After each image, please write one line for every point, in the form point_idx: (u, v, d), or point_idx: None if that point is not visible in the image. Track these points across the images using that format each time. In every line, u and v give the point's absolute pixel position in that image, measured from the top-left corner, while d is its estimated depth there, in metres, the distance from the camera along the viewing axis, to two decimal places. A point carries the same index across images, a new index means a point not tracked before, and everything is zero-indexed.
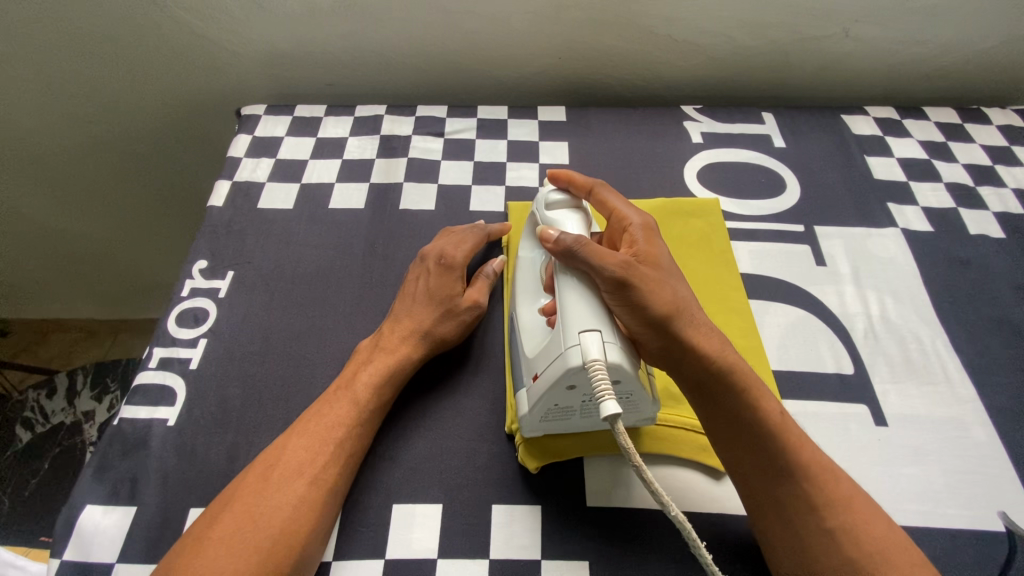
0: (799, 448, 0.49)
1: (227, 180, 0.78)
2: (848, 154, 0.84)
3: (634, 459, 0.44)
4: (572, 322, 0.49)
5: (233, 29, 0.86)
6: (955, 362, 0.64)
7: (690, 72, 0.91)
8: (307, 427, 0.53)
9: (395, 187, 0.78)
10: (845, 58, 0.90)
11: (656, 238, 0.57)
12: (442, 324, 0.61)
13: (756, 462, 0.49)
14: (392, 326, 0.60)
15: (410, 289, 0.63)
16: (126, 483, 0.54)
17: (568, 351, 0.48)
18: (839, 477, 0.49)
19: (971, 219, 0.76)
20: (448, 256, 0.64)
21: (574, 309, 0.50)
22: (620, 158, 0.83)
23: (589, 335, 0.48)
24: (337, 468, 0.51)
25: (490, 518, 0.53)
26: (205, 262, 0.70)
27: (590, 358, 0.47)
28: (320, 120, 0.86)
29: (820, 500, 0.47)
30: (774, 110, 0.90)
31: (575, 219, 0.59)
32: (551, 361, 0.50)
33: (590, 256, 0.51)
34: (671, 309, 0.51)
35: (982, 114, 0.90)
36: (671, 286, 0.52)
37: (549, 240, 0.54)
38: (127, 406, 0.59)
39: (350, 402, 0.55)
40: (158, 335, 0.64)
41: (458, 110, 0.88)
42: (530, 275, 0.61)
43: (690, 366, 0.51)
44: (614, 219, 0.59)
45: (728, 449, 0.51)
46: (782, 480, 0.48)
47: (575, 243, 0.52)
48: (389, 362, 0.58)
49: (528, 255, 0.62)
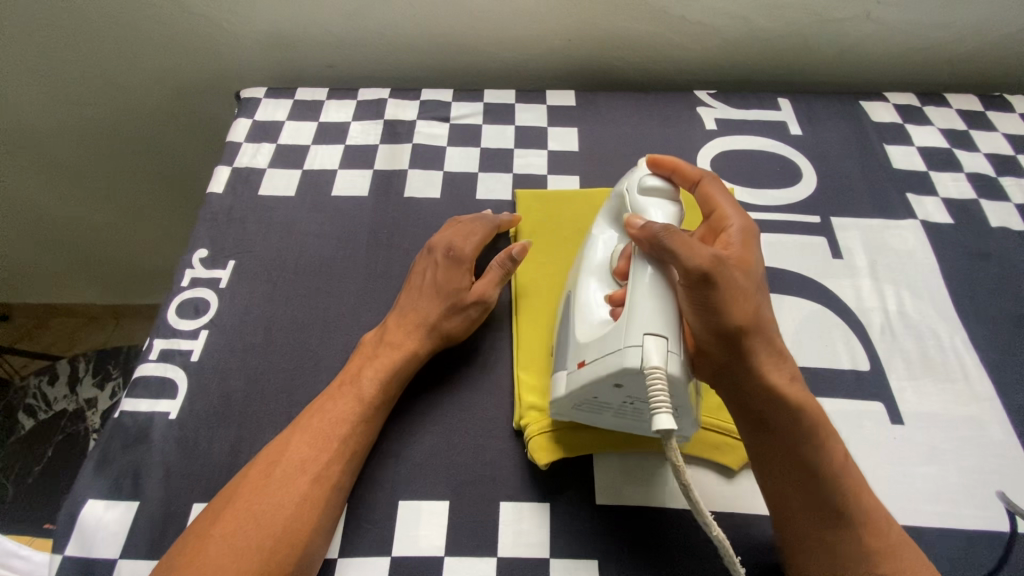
0: (857, 489, 0.48)
1: (227, 166, 0.76)
2: (866, 142, 0.81)
3: (680, 477, 0.43)
4: (637, 320, 0.47)
5: (232, 9, 0.84)
6: (973, 359, 0.62)
7: (704, 55, 0.88)
8: (310, 422, 0.52)
9: (399, 174, 0.76)
10: (865, 41, 0.87)
11: (753, 247, 0.54)
12: (449, 317, 0.59)
13: (807, 493, 0.48)
14: (397, 319, 0.59)
15: (416, 282, 0.62)
16: (128, 477, 0.53)
17: (627, 350, 0.46)
18: (885, 525, 0.47)
19: (993, 210, 0.74)
20: (456, 247, 0.62)
21: (642, 305, 0.48)
22: (630, 144, 0.80)
23: (654, 340, 0.46)
24: (340, 466, 0.50)
25: (496, 516, 0.52)
26: (205, 251, 0.68)
27: (651, 364, 0.45)
28: (322, 104, 0.83)
29: (860, 545, 0.47)
30: (790, 96, 0.87)
31: (668, 210, 0.56)
32: (605, 356, 0.48)
33: (679, 248, 0.48)
34: (754, 324, 0.48)
35: (1004, 102, 0.87)
36: (759, 300, 0.50)
37: (635, 226, 0.52)
38: (128, 398, 0.57)
39: (353, 398, 0.54)
40: (159, 326, 0.62)
41: (464, 94, 0.85)
42: (591, 256, 0.58)
43: (758, 384, 0.49)
44: (713, 217, 0.56)
45: (778, 474, 0.49)
46: (827, 520, 0.47)
47: (664, 232, 0.49)
48: (393, 357, 0.56)
49: (598, 234, 0.60)
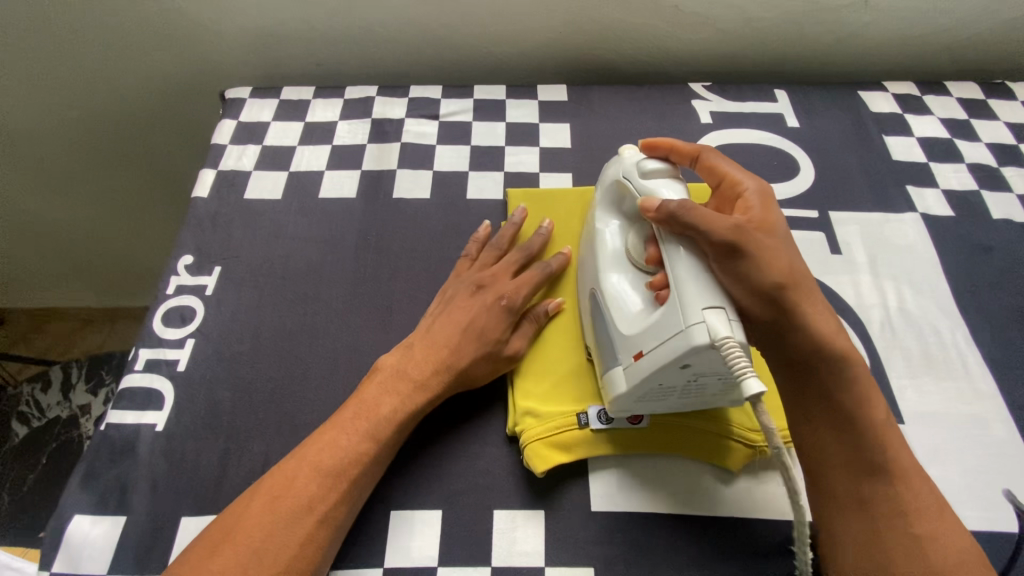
0: (900, 450, 0.48)
1: (212, 169, 0.75)
2: (865, 133, 0.79)
3: (774, 444, 0.42)
4: (690, 297, 0.46)
5: (214, 6, 0.82)
6: (974, 356, 0.61)
7: (699, 46, 0.86)
8: (313, 455, 0.50)
9: (388, 174, 0.74)
10: (864, 28, 0.84)
11: (771, 204, 0.53)
12: (476, 365, 0.56)
13: (848, 451, 0.48)
14: (425, 353, 0.56)
15: (456, 316, 0.58)
16: (115, 491, 0.52)
17: (691, 328, 0.45)
18: (921, 484, 0.47)
19: (994, 202, 0.73)
20: (509, 296, 0.59)
21: (689, 282, 0.47)
22: (624, 139, 0.79)
23: (714, 313, 0.45)
24: (342, 502, 0.49)
25: (490, 524, 0.52)
26: (191, 257, 0.67)
27: (721, 336, 0.44)
28: (308, 103, 0.82)
29: (909, 505, 0.46)
30: (787, 87, 0.85)
31: (677, 187, 0.54)
32: (665, 341, 0.47)
33: (701, 221, 0.48)
34: (784, 281, 0.49)
35: (1005, 89, 0.85)
36: (789, 254, 0.50)
37: (652, 209, 0.51)
38: (114, 411, 0.56)
39: (363, 432, 0.51)
40: (144, 336, 0.61)
41: (453, 90, 0.83)
42: (604, 246, 0.58)
43: (792, 342, 0.49)
44: (724, 185, 0.56)
45: (827, 438, 0.49)
46: (872, 477, 0.47)
47: (681, 209, 0.49)
48: (418, 399, 0.54)
49: (604, 227, 0.59)
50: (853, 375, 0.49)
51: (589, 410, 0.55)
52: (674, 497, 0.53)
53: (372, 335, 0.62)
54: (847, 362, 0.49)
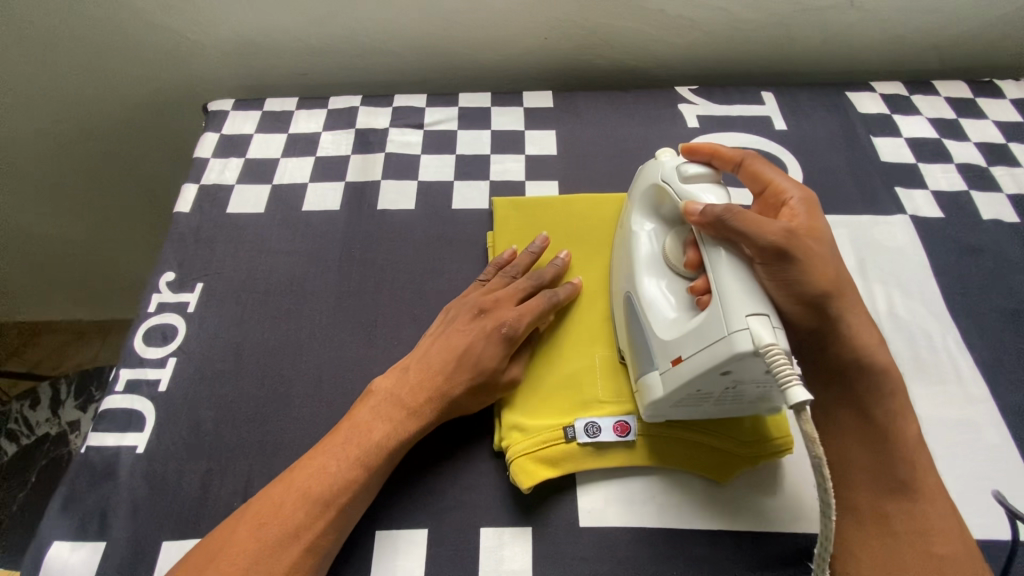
0: (924, 467, 0.49)
1: (194, 183, 0.74)
2: (853, 135, 0.79)
3: (814, 452, 0.41)
4: (733, 303, 0.44)
5: (195, 17, 0.81)
6: (965, 359, 0.60)
7: (685, 49, 0.86)
8: (299, 479, 0.49)
9: (372, 185, 0.73)
10: (851, 29, 0.84)
11: (818, 212, 0.52)
12: (471, 395, 0.55)
13: (875, 465, 0.49)
14: (420, 378, 0.55)
15: (453, 341, 0.56)
16: (95, 516, 0.51)
17: (734, 335, 0.43)
18: (946, 510, 0.47)
19: (984, 202, 0.72)
20: (509, 324, 0.56)
21: (733, 288, 0.45)
22: (611, 145, 0.78)
23: (758, 320, 0.43)
24: (327, 530, 0.48)
25: (476, 542, 0.51)
26: (172, 274, 0.66)
27: (765, 343, 0.42)
28: (291, 114, 0.81)
29: (930, 525, 0.47)
30: (775, 89, 0.84)
31: (718, 193, 0.53)
32: (706, 347, 0.45)
33: (744, 226, 0.47)
34: (831, 289, 0.48)
35: (993, 88, 0.85)
36: (836, 263, 0.50)
37: (694, 214, 0.50)
38: (94, 433, 0.56)
39: (353, 459, 0.50)
40: (125, 356, 0.60)
41: (438, 99, 0.82)
42: (640, 250, 0.57)
43: (839, 348, 0.50)
44: (768, 192, 0.54)
45: (859, 446, 0.50)
46: (898, 493, 0.48)
47: (726, 213, 0.48)
48: (411, 427, 0.53)
49: (639, 230, 0.59)
50: (890, 387, 0.50)
51: (577, 423, 0.54)
52: (659, 511, 0.52)
53: (356, 350, 0.61)
54: (889, 373, 0.50)
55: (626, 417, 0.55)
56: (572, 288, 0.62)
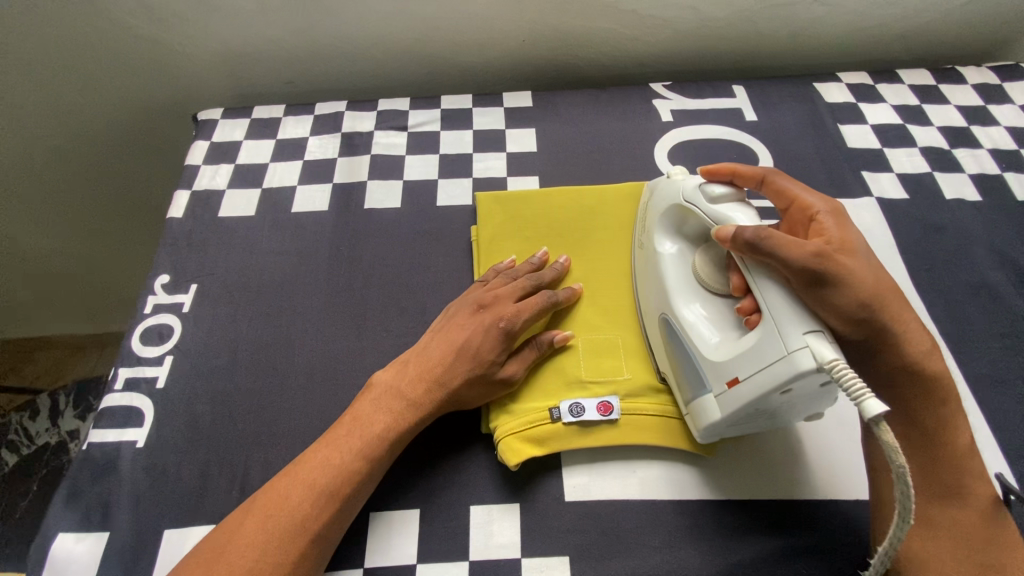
0: (977, 473, 0.49)
1: (186, 190, 0.76)
2: (821, 123, 0.82)
3: (897, 462, 0.40)
4: (786, 323, 0.45)
5: (183, 31, 0.83)
6: (931, 331, 0.63)
7: (658, 47, 0.89)
8: (303, 470, 0.51)
9: (359, 186, 0.76)
10: (816, 23, 0.87)
11: (848, 220, 0.53)
12: (469, 387, 0.56)
13: (924, 472, 0.49)
14: (419, 370, 0.56)
15: (453, 335, 0.58)
16: (98, 508, 0.53)
17: (794, 354, 0.44)
18: (996, 520, 0.47)
19: (947, 182, 0.75)
20: (508, 319, 0.58)
21: (784, 308, 0.46)
22: (589, 140, 0.81)
23: (815, 336, 0.44)
24: (334, 520, 0.49)
25: (467, 519, 0.53)
26: (167, 277, 0.68)
27: (829, 360, 0.42)
28: (279, 121, 0.84)
29: (980, 533, 0.46)
30: (745, 82, 0.87)
31: (746, 213, 0.54)
32: (764, 368, 0.46)
33: (784, 246, 0.47)
34: (875, 298, 0.48)
35: (955, 75, 0.88)
36: (877, 272, 0.50)
37: (729, 238, 0.51)
38: (95, 430, 0.57)
39: (355, 451, 0.52)
40: (123, 356, 0.62)
41: (421, 102, 0.85)
42: (668, 272, 0.57)
43: (885, 355, 0.50)
44: (794, 208, 0.56)
45: (913, 454, 0.50)
46: (947, 499, 0.48)
47: (760, 236, 0.48)
48: (411, 418, 0.54)
49: (665, 251, 0.59)
50: (941, 396, 0.50)
51: (561, 404, 0.57)
52: (645, 484, 0.55)
53: (348, 342, 0.63)
54: (937, 381, 0.50)
55: (608, 398, 0.57)
56: (572, 292, 0.63)
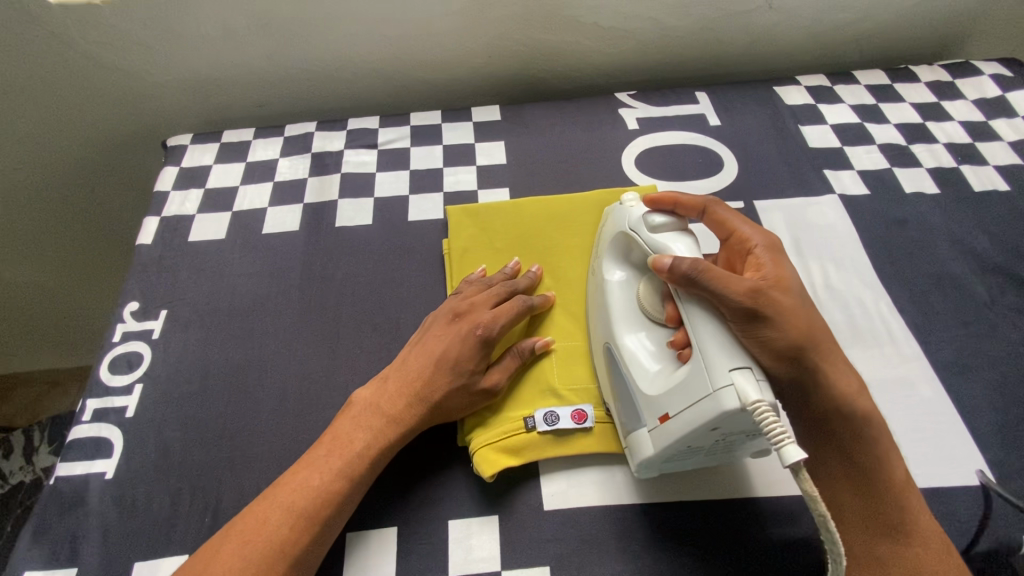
0: (915, 508, 0.48)
1: (156, 216, 0.76)
2: (782, 125, 0.84)
3: (816, 507, 0.40)
4: (716, 358, 0.44)
5: (149, 59, 0.84)
6: (898, 322, 0.64)
7: (621, 58, 0.91)
8: (279, 493, 0.50)
9: (330, 205, 0.76)
10: (773, 29, 0.90)
11: (783, 257, 0.53)
12: (450, 397, 0.56)
13: (863, 505, 0.48)
14: (397, 384, 0.56)
15: (430, 346, 0.58)
16: (65, 543, 0.52)
17: (720, 392, 0.43)
18: (938, 552, 0.46)
19: (906, 177, 0.77)
20: (484, 325, 0.58)
21: (713, 344, 0.45)
22: (557, 151, 0.82)
23: (742, 373, 0.43)
24: (313, 543, 0.48)
25: (444, 534, 0.52)
26: (136, 304, 0.68)
27: (752, 400, 0.42)
28: (248, 144, 0.84)
29: (918, 565, 0.46)
30: (708, 89, 0.89)
31: (686, 243, 0.53)
32: (693, 406, 0.45)
33: (715, 282, 0.47)
34: (804, 337, 0.47)
35: (909, 74, 0.91)
36: (809, 311, 0.50)
37: (663, 269, 0.50)
38: (61, 464, 0.56)
39: (336, 471, 0.51)
40: (91, 386, 0.61)
41: (390, 120, 0.86)
42: (614, 303, 0.57)
43: (818, 394, 0.49)
44: (733, 240, 0.56)
45: (851, 489, 0.49)
46: (885, 532, 0.47)
47: (695, 269, 0.48)
48: (391, 433, 0.54)
49: (609, 280, 0.59)
50: (874, 432, 0.49)
51: (537, 413, 0.57)
52: (627, 490, 0.55)
53: (321, 362, 0.63)
54: (871, 419, 0.49)
55: (583, 405, 0.57)
56: (547, 297, 0.63)
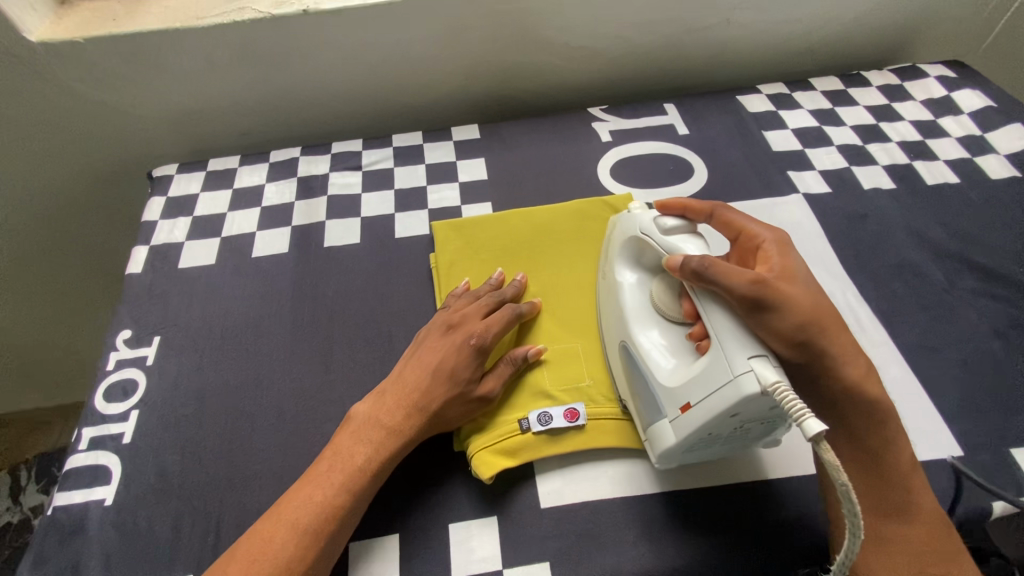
0: (920, 488, 0.51)
1: (145, 245, 0.77)
2: (746, 131, 0.89)
3: (841, 480, 0.41)
4: (732, 348, 0.47)
5: (133, 93, 0.86)
6: (865, 310, 0.68)
7: (592, 74, 0.95)
8: (285, 509, 0.51)
9: (318, 226, 0.78)
10: (733, 41, 0.95)
11: (791, 251, 0.56)
12: (450, 406, 0.57)
13: (874, 490, 0.51)
14: (394, 397, 0.58)
15: (426, 358, 0.60)
16: (66, 572, 0.52)
17: (740, 378, 0.46)
18: (941, 530, 0.49)
19: (864, 175, 0.82)
20: (478, 334, 0.60)
21: (731, 335, 0.48)
22: (535, 165, 0.86)
23: (759, 361, 0.46)
24: (319, 557, 0.49)
25: (445, 537, 0.54)
26: (129, 332, 0.68)
27: (771, 382, 0.44)
28: (234, 171, 0.86)
29: (927, 544, 0.49)
30: (675, 101, 0.94)
31: (697, 243, 0.56)
32: (714, 393, 0.47)
33: (725, 278, 0.50)
34: (816, 326, 0.50)
35: (861, 79, 0.97)
36: (820, 302, 0.52)
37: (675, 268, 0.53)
38: (60, 493, 0.56)
39: (338, 485, 0.52)
40: (87, 415, 0.62)
41: (373, 142, 0.89)
42: (627, 302, 0.60)
43: (833, 381, 0.51)
44: (743, 237, 0.58)
45: (863, 473, 0.51)
46: (895, 514, 0.50)
47: (705, 267, 0.50)
48: (391, 445, 0.55)
49: (624, 280, 0.62)
50: (884, 416, 0.52)
51: (530, 414, 0.58)
52: (620, 483, 0.57)
53: (316, 378, 0.64)
54: (880, 404, 0.52)
55: (574, 404, 0.59)
56: (533, 305, 0.66)
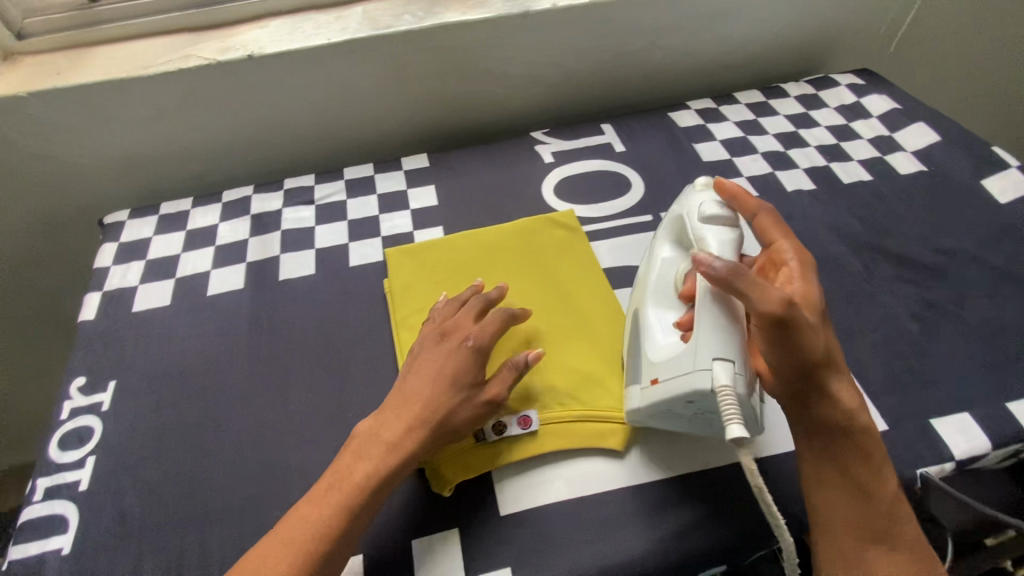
0: (901, 517, 0.52)
1: (98, 291, 0.77)
2: (679, 145, 0.95)
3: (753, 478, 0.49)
4: (704, 345, 0.52)
5: (81, 143, 0.87)
6: None
7: (533, 100, 1.01)
8: (275, 536, 0.51)
9: (273, 261, 0.80)
10: (661, 63, 1.02)
11: (813, 275, 0.57)
12: (455, 414, 0.56)
13: (862, 518, 0.51)
14: (399, 406, 0.57)
15: (426, 368, 0.59)
16: None
17: (697, 372, 0.51)
18: (915, 559, 0.51)
19: (787, 178, 0.89)
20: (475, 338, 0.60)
21: (709, 330, 0.52)
22: (483, 188, 0.90)
23: (722, 363, 0.50)
24: None
25: (409, 553, 0.56)
26: (83, 379, 0.68)
27: (720, 384, 0.49)
28: (187, 213, 0.87)
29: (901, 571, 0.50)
30: (612, 120, 1.00)
31: (729, 236, 0.60)
32: (681, 375, 0.52)
33: (751, 289, 0.50)
34: (822, 353, 0.52)
35: (780, 91, 1.05)
36: (827, 335, 0.54)
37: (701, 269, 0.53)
38: (14, 547, 0.56)
39: (337, 503, 0.52)
40: (41, 466, 0.61)
41: (325, 176, 0.91)
42: (652, 271, 0.64)
43: (830, 408, 0.53)
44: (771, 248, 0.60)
45: (850, 498, 0.52)
46: (876, 541, 0.51)
47: (733, 274, 0.51)
48: (390, 461, 0.54)
49: (663, 251, 0.65)
50: (875, 443, 0.54)
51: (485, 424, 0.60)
52: (574, 484, 0.59)
53: (275, 409, 0.65)
54: (869, 433, 0.54)
55: (528, 411, 0.61)
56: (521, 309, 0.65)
